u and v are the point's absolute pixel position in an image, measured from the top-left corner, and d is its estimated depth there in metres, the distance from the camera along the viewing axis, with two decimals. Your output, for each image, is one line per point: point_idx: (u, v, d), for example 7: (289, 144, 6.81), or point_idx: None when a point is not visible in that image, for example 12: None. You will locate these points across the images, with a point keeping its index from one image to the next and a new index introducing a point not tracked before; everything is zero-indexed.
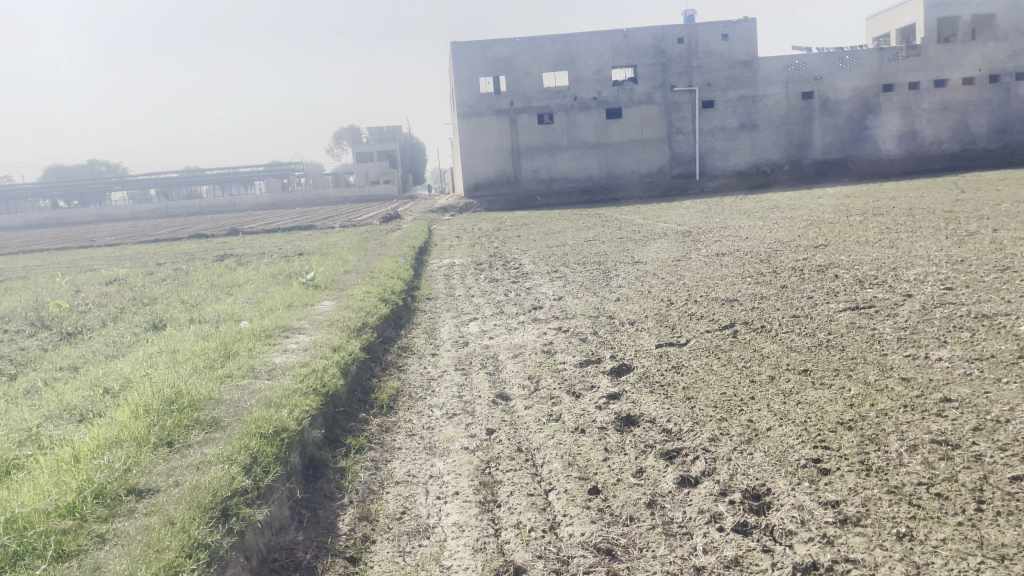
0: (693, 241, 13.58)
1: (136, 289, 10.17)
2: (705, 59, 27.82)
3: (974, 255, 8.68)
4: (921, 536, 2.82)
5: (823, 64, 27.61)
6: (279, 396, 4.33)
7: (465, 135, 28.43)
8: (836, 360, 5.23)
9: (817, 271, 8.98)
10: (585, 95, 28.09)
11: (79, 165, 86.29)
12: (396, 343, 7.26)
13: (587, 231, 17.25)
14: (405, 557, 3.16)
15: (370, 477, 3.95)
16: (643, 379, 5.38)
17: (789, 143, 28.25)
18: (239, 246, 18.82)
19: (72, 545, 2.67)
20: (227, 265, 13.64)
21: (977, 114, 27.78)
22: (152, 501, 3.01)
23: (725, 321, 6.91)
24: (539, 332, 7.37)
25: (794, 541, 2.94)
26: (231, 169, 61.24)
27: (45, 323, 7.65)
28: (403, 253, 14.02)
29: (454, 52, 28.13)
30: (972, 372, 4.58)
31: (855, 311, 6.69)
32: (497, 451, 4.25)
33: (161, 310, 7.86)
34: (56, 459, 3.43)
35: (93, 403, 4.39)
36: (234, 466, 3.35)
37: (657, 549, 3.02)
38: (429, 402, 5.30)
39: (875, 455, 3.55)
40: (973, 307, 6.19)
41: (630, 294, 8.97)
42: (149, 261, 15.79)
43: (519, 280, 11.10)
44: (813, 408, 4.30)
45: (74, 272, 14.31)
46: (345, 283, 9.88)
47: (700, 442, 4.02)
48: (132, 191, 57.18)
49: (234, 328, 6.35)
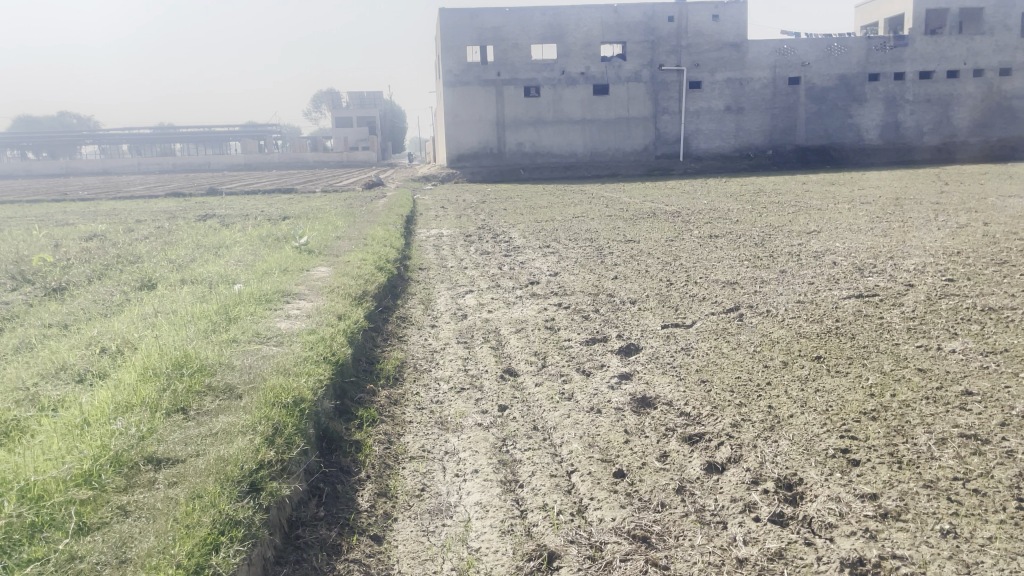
0: (684, 222, 13.48)
1: (120, 246, 9.82)
2: (695, 39, 27.58)
3: (970, 247, 8.70)
4: (967, 534, 2.78)
5: (811, 51, 27.61)
6: (292, 363, 4.15)
7: (451, 104, 27.86)
8: (848, 349, 5.16)
9: (814, 257, 8.96)
10: (573, 69, 27.68)
11: (48, 116, 83.60)
12: (395, 313, 7.09)
13: (575, 207, 17.09)
14: (429, 537, 3.03)
15: (384, 451, 3.80)
16: (653, 360, 5.27)
17: (775, 128, 28.22)
18: (219, 206, 18.35)
19: (94, 518, 2.49)
20: (211, 225, 13.29)
21: (960, 107, 28.06)
22: (175, 470, 2.83)
23: (729, 303, 6.84)
24: (540, 307, 7.26)
25: (835, 535, 2.88)
26: (207, 129, 59.79)
27: (27, 277, 7.29)
28: (392, 221, 13.80)
29: (442, 19, 27.50)
30: (988, 365, 4.54)
31: (859, 299, 6.65)
32: (513, 429, 4.13)
33: (150, 269, 7.55)
34: (62, 423, 3.21)
35: (92, 362, 4.15)
36: (257, 437, 3.16)
37: (694, 539, 2.93)
38: (436, 374, 5.15)
39: (904, 447, 3.49)
40: (978, 299, 6.18)
41: (626, 272, 8.84)
42: (128, 218, 15.30)
43: (510, 253, 10.89)
44: (833, 397, 4.22)
45: (48, 225, 13.80)
46: (339, 249, 9.62)
47: (723, 427, 3.92)
48: (103, 146, 55.51)
49: (232, 290, 6.10)
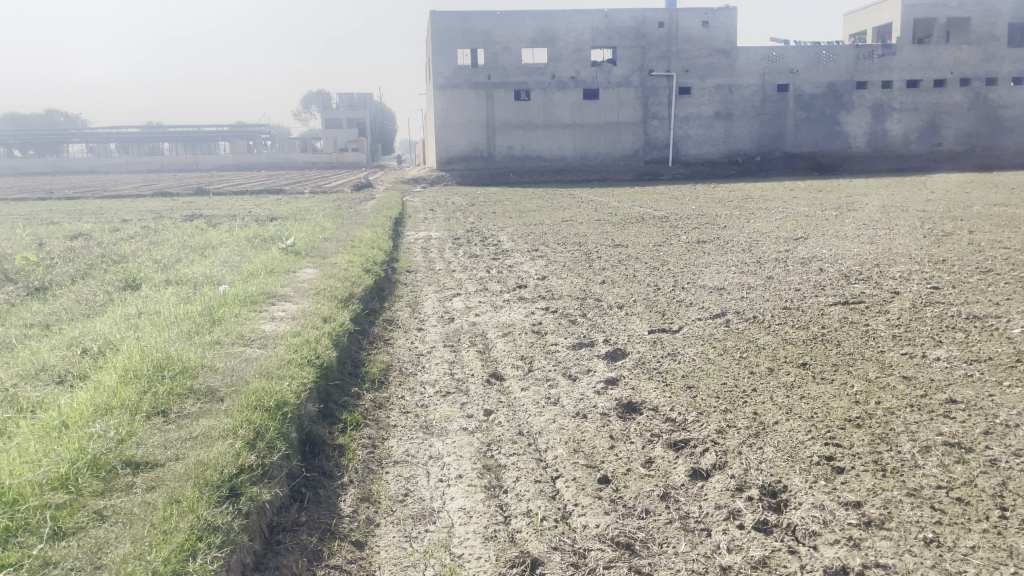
0: (673, 227, 13.51)
1: (105, 245, 9.73)
2: (685, 45, 27.74)
3: (954, 255, 8.79)
4: (950, 543, 2.80)
5: (800, 58, 27.84)
6: (275, 366, 4.11)
7: (441, 107, 27.81)
8: (834, 355, 5.18)
9: (801, 263, 9.02)
10: (564, 73, 27.74)
11: (34, 114, 82.70)
12: (382, 315, 7.05)
13: (564, 211, 17.09)
14: (412, 542, 3.01)
15: (368, 456, 3.76)
16: (640, 365, 5.27)
17: (763, 134, 28.41)
18: (206, 206, 18.18)
19: (70, 523, 2.44)
20: (198, 225, 13.20)
21: (946, 116, 28.40)
22: (153, 475, 2.79)
23: (716, 309, 6.86)
24: (527, 311, 7.25)
25: (819, 543, 2.89)
26: (195, 128, 59.35)
27: (10, 276, 7.18)
28: (381, 223, 13.74)
29: (433, 21, 27.45)
30: (972, 373, 4.58)
31: (845, 306, 6.68)
32: (499, 434, 4.11)
33: (134, 269, 7.46)
34: (40, 425, 3.15)
35: (72, 363, 4.08)
36: (237, 441, 3.11)
37: (678, 546, 2.93)
38: (422, 378, 5.12)
39: (888, 455, 3.51)
40: (962, 307, 6.23)
41: (615, 277, 8.86)
42: (113, 217, 15.12)
43: (499, 257, 10.89)
44: (818, 404, 4.23)
45: (32, 224, 13.62)
46: (326, 251, 9.56)
47: (708, 434, 3.93)
48: (90, 144, 55.00)
49: (216, 291, 6.04)
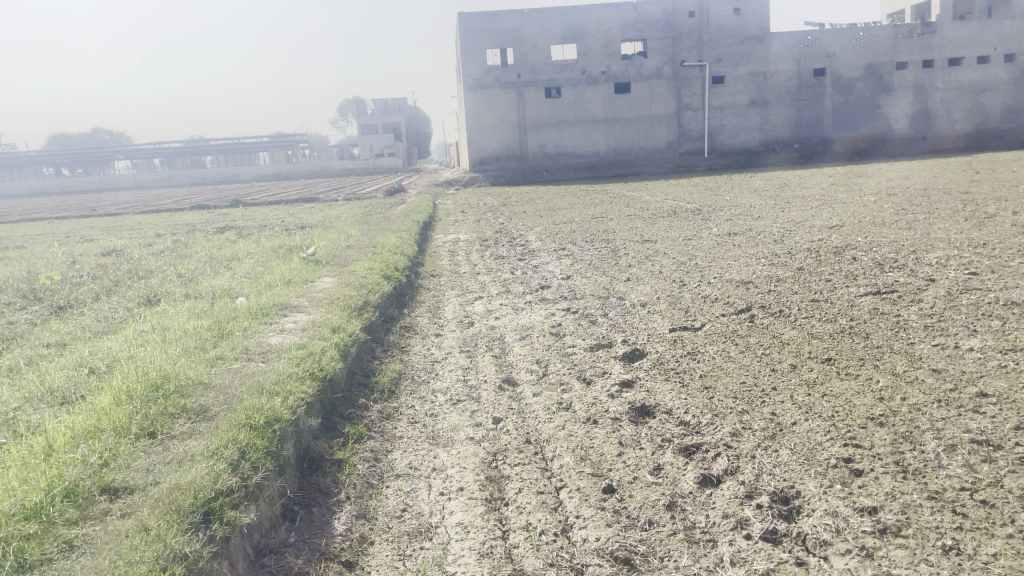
0: (704, 219, 13.18)
1: (134, 260, 9.92)
2: (716, 34, 27.13)
3: (997, 238, 8.34)
4: (970, 550, 2.58)
5: (837, 41, 26.94)
6: (272, 382, 4.06)
7: (471, 109, 27.78)
8: (861, 349, 4.91)
9: (833, 253, 8.66)
10: (593, 68, 27.47)
11: (82, 133, 85.64)
12: (399, 322, 7.00)
13: (595, 208, 16.85)
14: (404, 562, 2.93)
15: (368, 470, 3.70)
16: (657, 366, 5.09)
17: (799, 120, 27.59)
18: (241, 218, 18.44)
19: (36, 554, 2.43)
20: (228, 236, 13.37)
21: (992, 94, 27.12)
22: (129, 501, 2.78)
23: (741, 304, 6.61)
24: (547, 313, 7.10)
25: (829, 553, 2.71)
26: (236, 139, 60.73)
27: (37, 295, 7.36)
28: (408, 228, 13.75)
29: (461, 23, 27.42)
30: (1008, 364, 4.27)
31: (877, 296, 6.36)
32: (505, 443, 3.99)
33: (156, 284, 7.57)
34: (27, 451, 3.18)
35: (76, 384, 4.12)
36: (220, 462, 3.10)
37: (680, 560, 2.78)
38: (432, 387, 5.03)
39: (911, 455, 3.27)
40: (1001, 294, 5.85)
41: (639, 274, 8.65)
42: (148, 233, 15.43)
43: (524, 257, 10.76)
44: (840, 402, 4.00)
45: (71, 242, 14.00)
46: (347, 259, 9.60)
47: (721, 438, 3.73)
48: (135, 160, 56.64)
49: (230, 305, 6.06)
